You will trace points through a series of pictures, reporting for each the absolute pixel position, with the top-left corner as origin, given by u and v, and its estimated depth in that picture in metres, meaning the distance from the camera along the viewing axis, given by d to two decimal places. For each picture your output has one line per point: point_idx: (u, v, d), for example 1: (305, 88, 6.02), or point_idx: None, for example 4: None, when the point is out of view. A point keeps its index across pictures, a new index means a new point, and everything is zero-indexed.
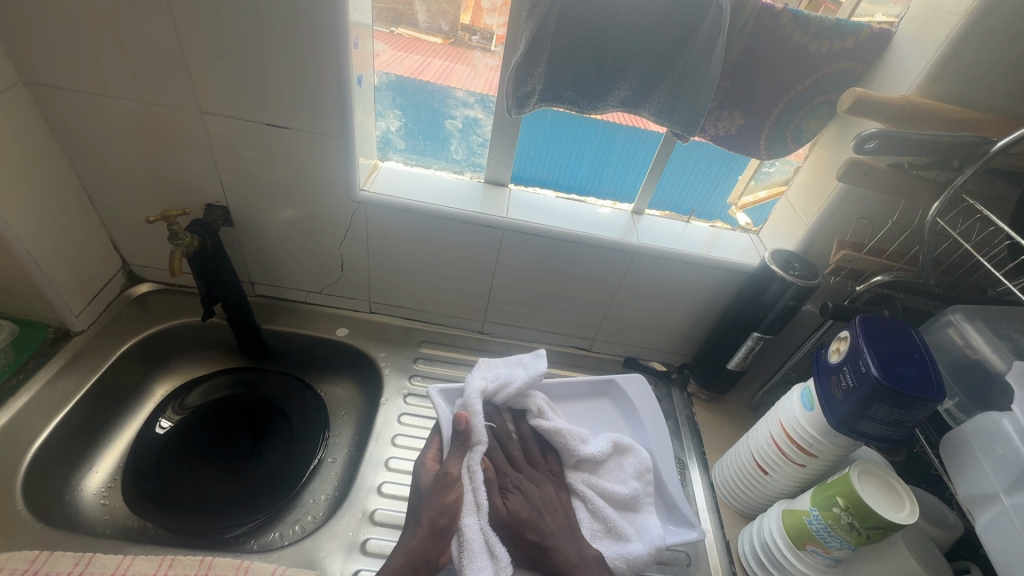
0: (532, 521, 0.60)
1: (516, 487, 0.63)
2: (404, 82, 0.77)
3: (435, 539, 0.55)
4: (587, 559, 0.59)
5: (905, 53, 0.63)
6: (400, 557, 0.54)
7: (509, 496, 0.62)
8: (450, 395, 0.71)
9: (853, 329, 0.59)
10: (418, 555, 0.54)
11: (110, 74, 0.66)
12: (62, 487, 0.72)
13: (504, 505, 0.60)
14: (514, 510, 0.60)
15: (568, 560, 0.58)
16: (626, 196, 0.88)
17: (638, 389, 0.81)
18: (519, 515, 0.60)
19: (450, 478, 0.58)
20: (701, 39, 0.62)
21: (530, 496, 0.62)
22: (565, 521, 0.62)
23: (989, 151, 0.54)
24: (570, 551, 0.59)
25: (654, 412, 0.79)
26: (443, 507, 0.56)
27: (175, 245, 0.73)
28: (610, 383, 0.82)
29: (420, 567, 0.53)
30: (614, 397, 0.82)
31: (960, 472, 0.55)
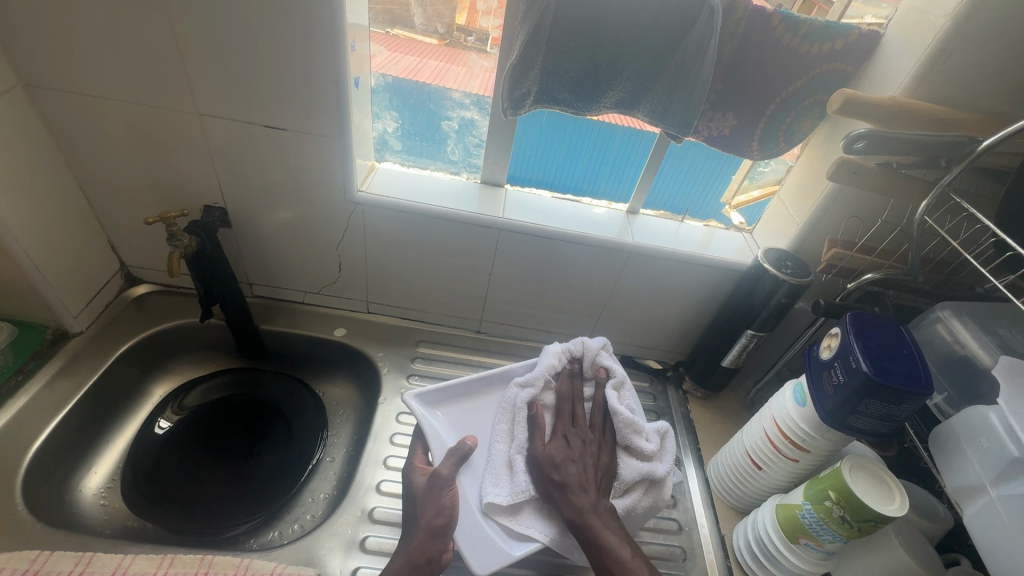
0: (560, 465, 0.61)
1: (562, 435, 0.65)
2: (401, 83, 0.78)
3: (434, 539, 0.56)
4: (600, 511, 0.59)
5: (893, 55, 0.64)
6: (400, 558, 0.55)
7: (551, 442, 0.64)
8: (427, 399, 0.71)
9: (843, 326, 0.61)
10: (419, 556, 0.55)
11: (109, 77, 0.67)
12: (62, 488, 0.72)
13: (543, 447, 0.63)
14: (550, 452, 0.63)
15: (577, 512, 0.58)
16: (621, 196, 0.89)
17: None
18: (553, 457, 0.62)
19: (443, 480, 0.59)
20: (693, 41, 0.63)
21: (572, 445, 0.64)
22: (591, 474, 0.62)
23: (975, 151, 0.56)
24: (583, 499, 0.59)
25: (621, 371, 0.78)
26: (440, 508, 0.58)
27: (174, 246, 0.73)
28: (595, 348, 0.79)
29: (421, 566, 0.54)
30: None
31: (949, 465, 0.57)
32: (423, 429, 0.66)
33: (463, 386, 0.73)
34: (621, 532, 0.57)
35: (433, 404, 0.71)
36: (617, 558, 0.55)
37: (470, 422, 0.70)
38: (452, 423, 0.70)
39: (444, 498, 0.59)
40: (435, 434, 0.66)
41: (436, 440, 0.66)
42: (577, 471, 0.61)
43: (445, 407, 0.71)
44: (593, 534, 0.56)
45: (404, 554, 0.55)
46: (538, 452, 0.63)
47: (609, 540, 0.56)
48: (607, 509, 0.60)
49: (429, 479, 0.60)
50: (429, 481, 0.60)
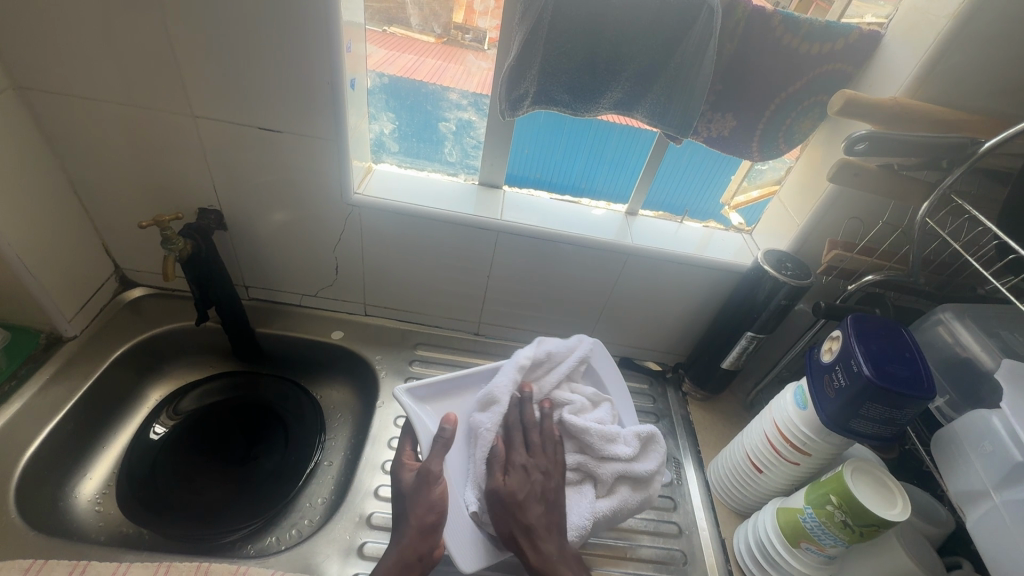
0: (524, 506, 0.56)
1: (519, 467, 0.59)
2: (397, 84, 0.77)
3: (426, 537, 0.55)
4: (567, 557, 0.55)
5: (894, 55, 0.64)
6: (392, 556, 0.53)
7: (511, 474, 0.59)
8: (416, 394, 0.70)
9: (845, 328, 0.60)
10: (411, 553, 0.54)
11: (101, 78, 0.66)
12: (56, 495, 0.71)
13: (504, 482, 0.58)
14: (512, 489, 0.57)
15: (546, 562, 0.54)
16: (620, 197, 0.89)
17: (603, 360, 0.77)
18: (515, 496, 0.56)
19: (433, 476, 0.57)
20: (693, 41, 0.62)
21: (533, 481, 0.59)
22: (552, 516, 0.57)
23: (977, 152, 0.55)
24: (549, 544, 0.55)
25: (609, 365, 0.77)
26: (431, 504, 0.56)
27: (169, 250, 0.72)
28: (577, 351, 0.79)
29: (414, 565, 0.53)
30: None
31: (950, 469, 0.56)
32: (411, 420, 0.65)
33: (451, 382, 0.72)
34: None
35: (424, 399, 0.71)
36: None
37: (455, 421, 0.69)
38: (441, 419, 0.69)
39: (435, 495, 0.57)
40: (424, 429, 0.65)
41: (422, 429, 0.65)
42: (540, 513, 0.57)
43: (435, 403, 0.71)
44: None
45: (394, 553, 0.54)
46: (498, 489, 0.57)
47: None
48: (574, 556, 0.56)
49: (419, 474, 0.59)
50: (418, 477, 0.58)
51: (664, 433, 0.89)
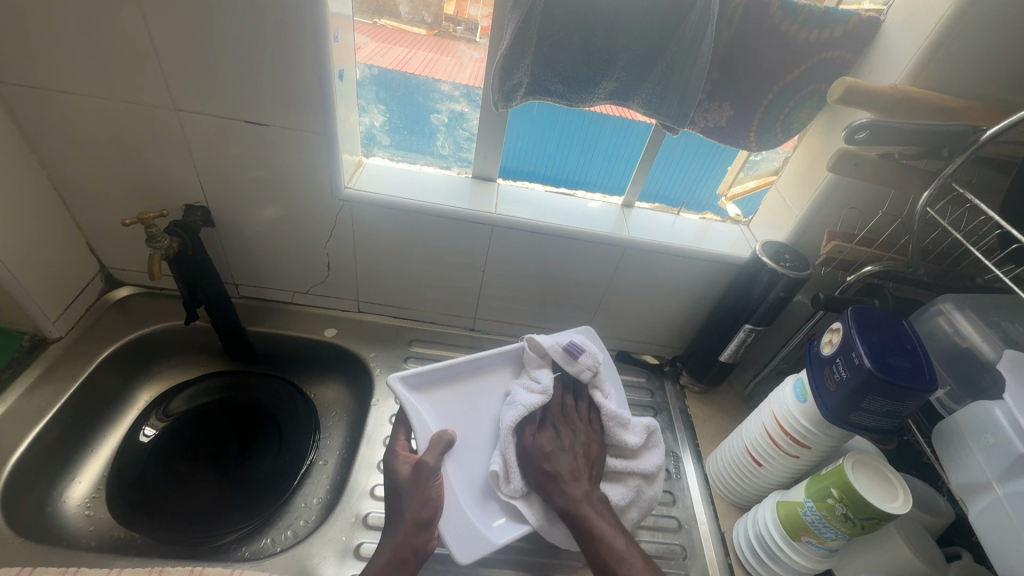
0: (552, 455, 0.60)
1: (553, 426, 0.63)
2: (387, 76, 0.75)
3: (421, 532, 0.54)
4: (592, 500, 0.57)
5: (893, 42, 0.63)
6: (386, 553, 0.52)
7: (542, 433, 0.62)
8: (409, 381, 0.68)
9: (845, 320, 0.59)
10: (406, 549, 0.53)
11: (79, 71, 0.64)
12: (43, 500, 0.69)
13: (533, 438, 0.62)
14: (540, 443, 0.61)
15: (572, 502, 0.57)
16: (615, 189, 0.88)
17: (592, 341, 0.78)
18: (544, 448, 0.60)
19: (432, 469, 0.56)
20: (690, 29, 0.61)
21: (562, 436, 0.62)
22: (582, 462, 0.60)
23: (978, 140, 0.54)
24: (575, 488, 0.58)
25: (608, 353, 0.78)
26: (426, 499, 0.56)
27: (154, 248, 0.71)
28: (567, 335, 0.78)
29: (408, 560, 0.53)
30: None
31: (952, 461, 0.56)
32: (407, 414, 0.63)
33: (442, 372, 0.70)
34: (613, 520, 0.56)
35: (418, 387, 0.68)
36: (610, 549, 0.54)
37: (451, 411, 0.68)
38: (434, 412, 0.67)
39: (431, 490, 0.56)
40: (420, 423, 0.63)
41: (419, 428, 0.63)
42: (567, 460, 0.60)
43: (431, 393, 0.69)
44: (585, 524, 0.55)
45: (388, 547, 0.53)
46: (528, 445, 0.61)
47: (602, 530, 0.55)
48: (598, 497, 0.59)
49: (415, 467, 0.57)
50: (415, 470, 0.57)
51: (662, 427, 0.89)
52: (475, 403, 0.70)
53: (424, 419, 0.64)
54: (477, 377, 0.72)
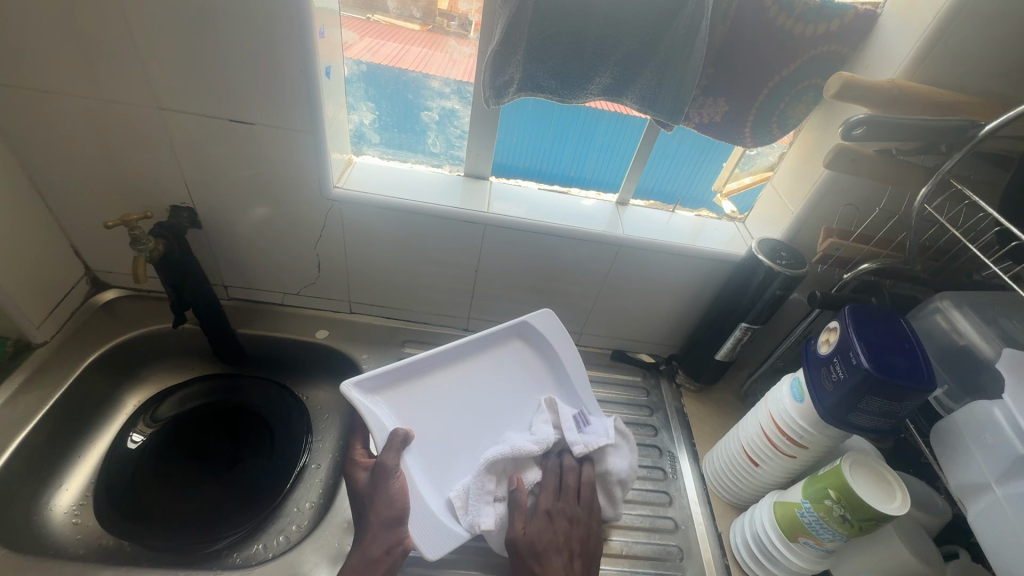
0: (543, 555, 0.56)
1: (546, 513, 0.59)
2: (376, 72, 0.73)
3: (390, 531, 0.54)
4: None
5: (889, 36, 0.62)
6: (356, 554, 0.54)
7: (531, 522, 0.58)
8: (366, 386, 0.65)
9: (842, 319, 0.59)
10: (376, 549, 0.53)
11: (58, 69, 0.62)
12: (29, 509, 0.68)
13: (522, 529, 0.57)
14: (530, 537, 0.57)
15: None
16: (610, 186, 0.86)
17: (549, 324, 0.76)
18: (535, 544, 0.56)
19: (388, 471, 0.56)
20: (684, 24, 0.60)
21: (556, 527, 0.59)
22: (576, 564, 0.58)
23: (978, 135, 0.53)
24: None
25: (569, 345, 0.76)
26: (392, 500, 0.55)
27: (138, 250, 0.69)
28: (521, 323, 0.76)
29: (381, 559, 0.53)
30: (529, 337, 0.77)
31: (951, 461, 0.55)
32: (364, 418, 0.60)
33: (404, 369, 0.68)
34: None
35: (374, 390, 0.65)
36: None
37: (414, 410, 0.66)
38: (394, 411, 0.64)
39: None
40: (379, 427, 0.61)
41: (379, 434, 0.60)
42: (559, 561, 0.56)
43: (386, 394, 0.66)
44: None
45: (360, 549, 0.54)
46: (518, 539, 0.56)
47: None
48: None
49: (374, 471, 0.57)
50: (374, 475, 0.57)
51: (658, 427, 0.88)
52: (435, 399, 0.68)
53: (382, 423, 0.62)
54: (429, 375, 0.70)
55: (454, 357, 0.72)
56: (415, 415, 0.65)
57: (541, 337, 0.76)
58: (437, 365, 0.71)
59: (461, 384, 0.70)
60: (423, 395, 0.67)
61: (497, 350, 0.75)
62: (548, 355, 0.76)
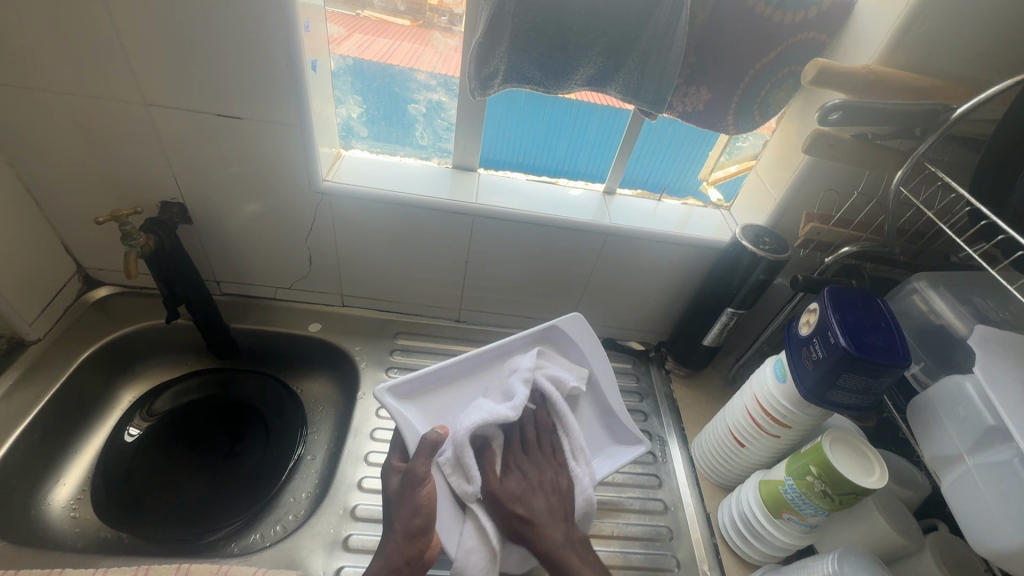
0: (524, 499, 0.59)
1: (517, 467, 0.63)
2: (363, 66, 0.74)
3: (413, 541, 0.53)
4: (574, 544, 0.58)
5: (866, 23, 0.63)
6: (379, 561, 0.53)
7: (509, 476, 0.62)
8: (397, 391, 0.64)
9: (821, 300, 0.60)
10: (398, 558, 0.52)
11: (45, 66, 0.62)
12: (27, 504, 0.69)
13: (500, 483, 0.60)
14: (509, 487, 0.60)
15: (551, 546, 0.57)
16: (598, 177, 0.87)
17: (579, 328, 0.76)
18: (513, 492, 0.60)
19: (417, 478, 0.54)
20: (665, 13, 0.61)
21: (528, 475, 0.62)
22: (554, 503, 0.61)
23: (950, 118, 0.55)
24: (551, 530, 0.58)
25: (596, 346, 0.75)
26: (416, 507, 0.54)
27: (129, 245, 0.69)
28: (551, 328, 0.76)
29: (402, 570, 0.52)
30: (556, 340, 0.76)
31: (925, 435, 0.57)
32: (398, 426, 0.60)
33: (434, 375, 0.67)
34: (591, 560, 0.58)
35: (406, 396, 0.65)
36: None
37: (445, 415, 0.65)
38: (424, 417, 0.64)
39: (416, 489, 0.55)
40: (406, 432, 0.60)
41: (407, 436, 0.60)
42: (540, 502, 0.60)
43: (414, 401, 0.65)
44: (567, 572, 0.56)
45: (383, 558, 0.53)
46: (497, 492, 0.59)
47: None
48: (575, 537, 0.59)
49: (403, 476, 0.55)
50: (402, 482, 0.55)
51: (648, 412, 0.89)
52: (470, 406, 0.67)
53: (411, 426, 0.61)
54: (466, 378, 0.69)
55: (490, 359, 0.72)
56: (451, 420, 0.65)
57: (569, 341, 0.75)
58: (466, 373, 0.70)
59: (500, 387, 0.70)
60: (459, 400, 0.67)
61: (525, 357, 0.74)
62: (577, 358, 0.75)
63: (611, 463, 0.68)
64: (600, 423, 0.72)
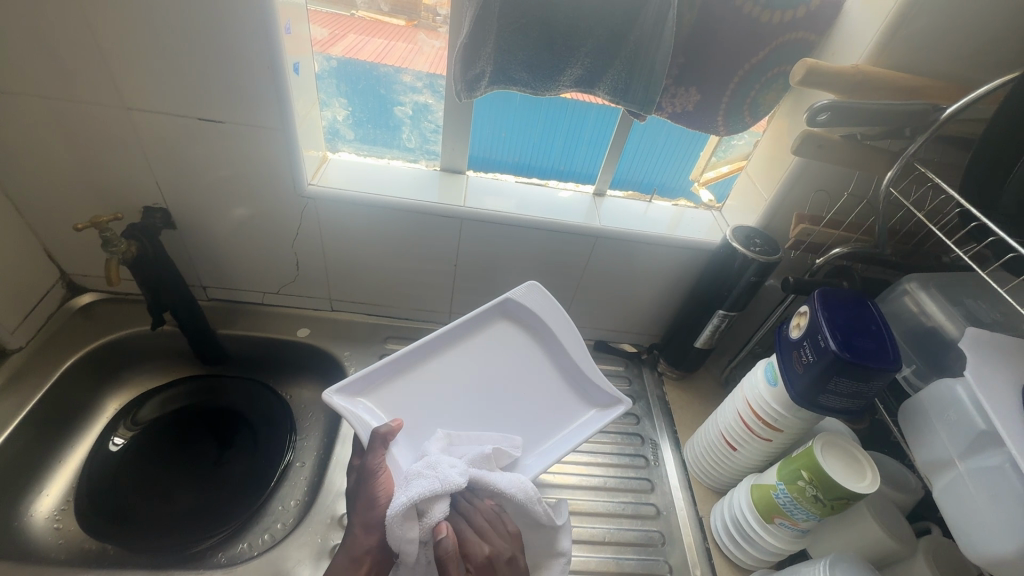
0: None
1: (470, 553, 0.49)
2: (348, 66, 0.73)
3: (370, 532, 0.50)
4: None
5: (855, 23, 0.62)
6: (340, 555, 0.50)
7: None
8: (348, 393, 0.61)
9: (812, 303, 0.59)
10: (358, 549, 0.50)
11: (20, 71, 0.61)
12: (9, 515, 0.68)
13: None
14: None
15: None
16: (588, 178, 0.87)
17: (540, 301, 0.73)
18: None
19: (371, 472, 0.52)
20: (652, 14, 0.60)
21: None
22: None
23: (939, 119, 0.55)
24: None
25: (557, 312, 0.73)
26: (373, 501, 0.51)
27: (110, 252, 0.68)
28: (503, 301, 0.73)
29: (362, 559, 0.50)
30: (513, 314, 0.74)
31: (917, 439, 0.57)
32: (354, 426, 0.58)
33: (390, 367, 0.65)
34: None
35: (362, 392, 0.62)
36: None
37: (407, 407, 0.63)
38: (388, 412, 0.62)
39: None
40: (365, 428, 0.58)
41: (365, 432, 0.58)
42: None
43: (374, 394, 0.63)
44: None
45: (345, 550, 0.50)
46: None
47: None
48: None
49: (360, 472, 0.54)
50: (359, 475, 0.54)
51: (641, 415, 0.89)
52: (430, 389, 0.65)
53: (369, 425, 0.59)
54: (418, 366, 0.67)
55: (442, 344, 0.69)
56: (416, 409, 0.63)
57: (529, 313, 0.73)
58: (426, 357, 0.68)
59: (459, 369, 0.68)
60: (414, 389, 0.65)
61: (486, 334, 0.72)
62: (538, 329, 0.73)
63: (590, 425, 0.66)
64: (568, 388, 0.71)
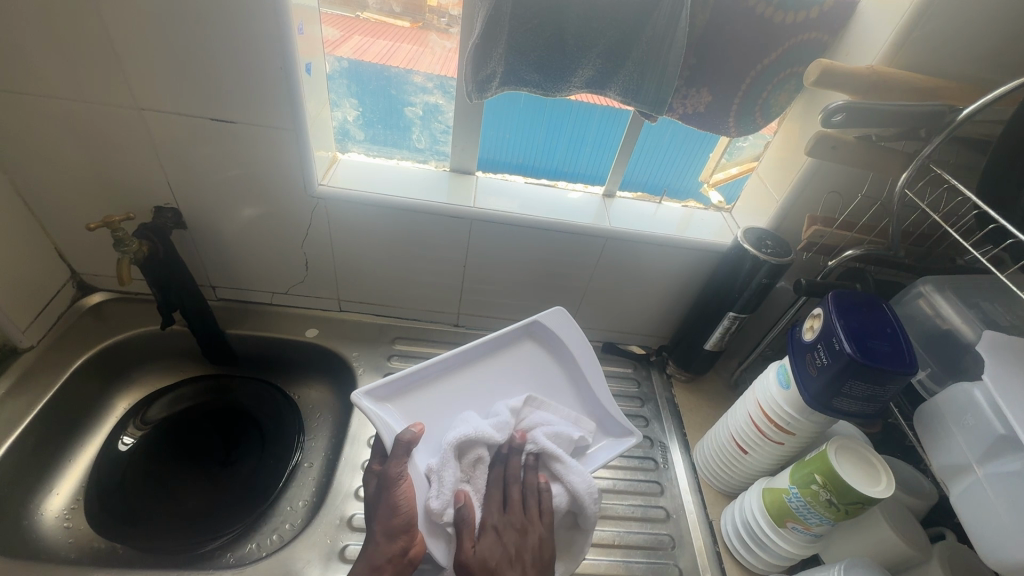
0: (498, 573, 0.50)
1: (493, 528, 0.54)
2: (359, 67, 0.73)
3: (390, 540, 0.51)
4: None
5: (868, 23, 0.62)
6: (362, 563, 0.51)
7: (481, 538, 0.53)
8: (375, 394, 0.61)
9: (825, 305, 0.59)
10: (380, 557, 0.50)
11: (35, 71, 0.61)
12: (19, 514, 0.68)
13: (473, 549, 0.51)
14: (483, 555, 0.51)
15: None
16: (597, 179, 0.86)
17: (564, 323, 0.73)
18: (489, 563, 0.51)
19: (391, 479, 0.53)
20: (665, 14, 0.60)
21: (507, 541, 0.53)
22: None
23: (955, 120, 0.54)
24: None
25: (578, 338, 0.73)
26: (394, 509, 0.52)
27: (122, 252, 0.68)
28: (531, 322, 0.73)
29: (384, 568, 0.50)
30: (538, 335, 0.74)
31: (933, 443, 0.56)
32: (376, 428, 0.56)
33: (417, 375, 0.64)
34: None
35: (387, 399, 0.62)
36: None
37: (430, 413, 0.62)
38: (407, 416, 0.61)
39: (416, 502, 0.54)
40: (388, 431, 0.57)
41: (388, 435, 0.57)
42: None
43: (398, 401, 0.62)
44: None
45: (364, 559, 0.51)
46: (469, 561, 0.51)
47: None
48: None
49: (379, 480, 0.54)
50: (379, 482, 0.54)
51: (650, 418, 0.88)
52: (458, 401, 0.65)
53: (393, 429, 0.58)
54: (447, 377, 0.66)
55: (473, 357, 0.69)
56: (435, 416, 0.62)
57: (549, 332, 0.73)
58: (455, 367, 0.68)
59: (485, 382, 0.67)
60: (445, 397, 0.64)
61: (511, 351, 0.72)
62: (560, 350, 0.73)
63: (601, 457, 0.64)
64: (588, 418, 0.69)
